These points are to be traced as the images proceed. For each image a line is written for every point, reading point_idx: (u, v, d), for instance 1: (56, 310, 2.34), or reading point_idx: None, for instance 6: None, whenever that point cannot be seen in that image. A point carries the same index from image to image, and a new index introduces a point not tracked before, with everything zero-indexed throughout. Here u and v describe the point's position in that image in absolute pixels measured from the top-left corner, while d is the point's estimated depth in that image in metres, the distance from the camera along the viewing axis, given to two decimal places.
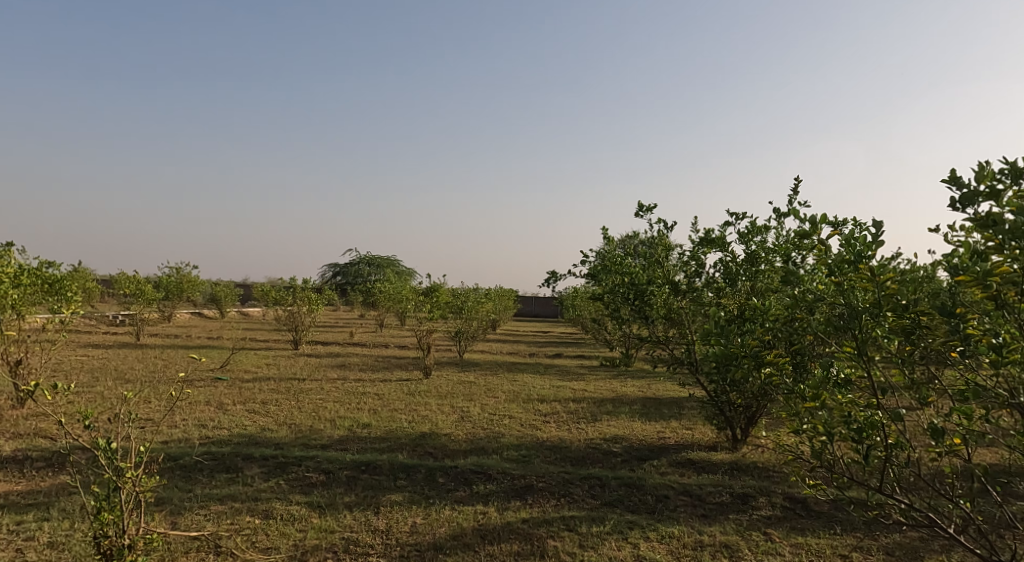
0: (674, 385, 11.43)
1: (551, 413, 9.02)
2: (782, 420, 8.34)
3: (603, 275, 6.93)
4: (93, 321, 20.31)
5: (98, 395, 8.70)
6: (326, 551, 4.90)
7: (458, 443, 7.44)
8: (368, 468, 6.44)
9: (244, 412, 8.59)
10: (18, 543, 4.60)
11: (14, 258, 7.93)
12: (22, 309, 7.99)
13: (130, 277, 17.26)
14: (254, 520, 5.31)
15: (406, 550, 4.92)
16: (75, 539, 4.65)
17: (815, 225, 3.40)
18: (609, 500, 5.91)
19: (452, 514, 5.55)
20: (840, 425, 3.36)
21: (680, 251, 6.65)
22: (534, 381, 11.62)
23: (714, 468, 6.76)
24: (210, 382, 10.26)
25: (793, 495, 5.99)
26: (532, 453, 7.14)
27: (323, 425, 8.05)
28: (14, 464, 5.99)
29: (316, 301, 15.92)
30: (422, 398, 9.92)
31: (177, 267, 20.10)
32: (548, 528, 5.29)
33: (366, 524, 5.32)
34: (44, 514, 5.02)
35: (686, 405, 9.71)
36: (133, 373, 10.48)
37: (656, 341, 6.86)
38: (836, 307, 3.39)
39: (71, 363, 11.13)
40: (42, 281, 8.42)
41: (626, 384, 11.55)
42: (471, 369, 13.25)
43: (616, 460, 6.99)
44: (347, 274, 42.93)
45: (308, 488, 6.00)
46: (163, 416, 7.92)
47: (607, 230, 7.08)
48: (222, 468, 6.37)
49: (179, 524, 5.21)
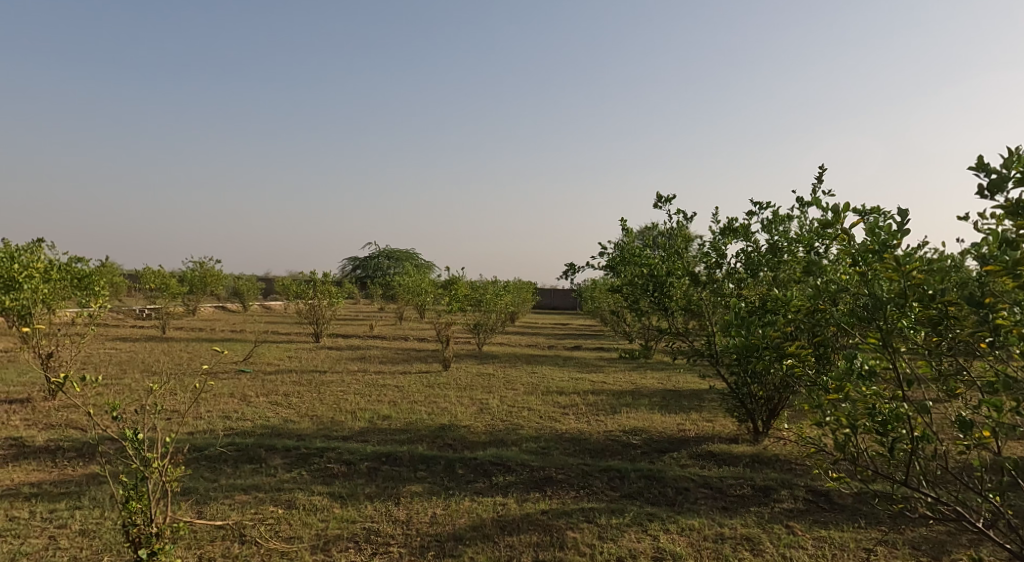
0: (694, 378, 11.39)
1: (570, 405, 9.03)
2: (805, 413, 8.27)
3: (622, 266, 6.91)
4: (121, 316, 20.80)
5: (126, 388, 8.86)
6: (347, 540, 4.97)
7: (477, 435, 7.47)
8: (388, 460, 6.50)
9: (267, 404, 8.71)
10: (51, 530, 4.72)
11: (44, 254, 8.14)
12: (52, 303, 8.19)
13: (157, 272, 17.60)
14: (277, 510, 5.39)
15: (426, 541, 4.97)
16: (106, 527, 4.76)
17: (838, 214, 3.37)
18: (628, 492, 5.90)
19: (471, 505, 5.58)
20: (864, 417, 3.32)
21: (700, 242, 6.58)
22: (553, 373, 11.63)
23: (736, 460, 6.71)
24: (234, 375, 10.42)
25: (816, 488, 5.93)
26: (552, 445, 7.15)
27: (343, 417, 8.13)
28: (45, 455, 6.14)
29: (336, 294, 16.10)
30: (442, 390, 9.99)
31: (202, 262, 20.48)
32: (568, 520, 5.31)
33: (387, 515, 5.37)
34: (76, 502, 5.14)
35: (706, 397, 9.67)
36: (159, 365, 10.66)
37: (676, 333, 6.80)
38: (860, 297, 3.34)
39: (101, 356, 11.38)
40: (72, 276, 8.59)
41: (646, 376, 11.51)
42: (490, 362, 13.27)
43: (636, 452, 6.97)
44: (366, 267, 43.29)
45: (329, 478, 6.08)
46: (189, 408, 8.07)
47: (626, 222, 7.04)
48: (247, 459, 6.48)
49: (205, 514, 5.30)
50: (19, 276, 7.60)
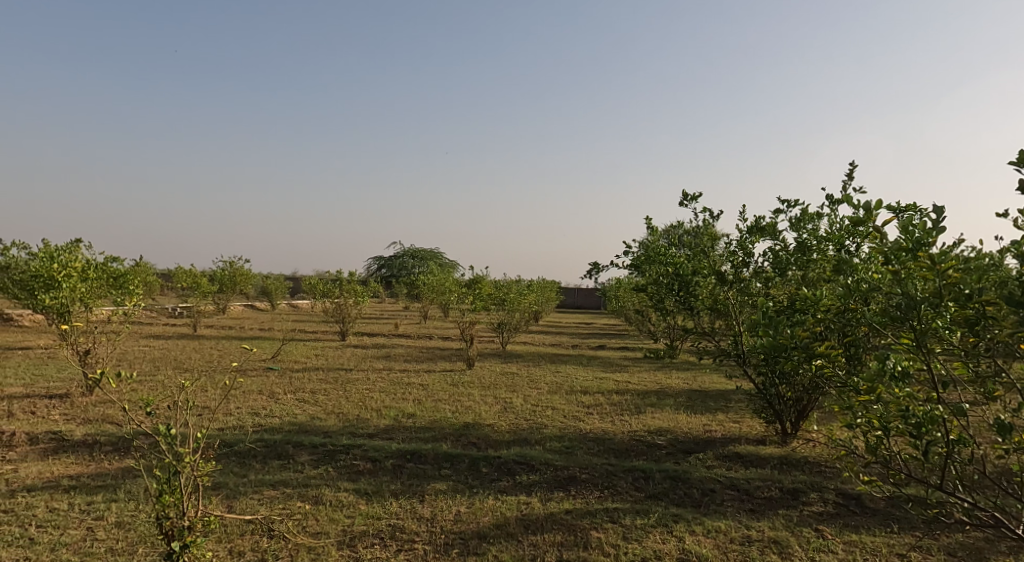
0: (720, 378, 11.27)
1: (594, 405, 9.00)
2: (835, 414, 8.13)
3: (647, 265, 6.86)
4: (154, 314, 21.30)
5: (159, 384, 9.07)
6: (373, 536, 5.02)
7: (501, 433, 7.50)
8: (413, 457, 6.55)
9: (294, 401, 8.84)
10: (89, 522, 4.85)
11: (82, 254, 8.37)
12: (90, 302, 8.42)
13: (188, 271, 17.98)
14: (305, 506, 5.47)
15: (451, 538, 5.00)
16: (141, 519, 4.88)
17: (870, 212, 3.31)
18: (653, 493, 5.87)
19: (495, 503, 5.60)
20: (897, 419, 3.26)
21: (726, 240, 6.50)
22: (577, 373, 11.60)
23: (763, 462, 6.63)
24: (262, 372, 10.59)
25: (846, 491, 5.83)
26: (576, 444, 7.14)
27: (369, 414, 8.22)
28: (83, 448, 6.31)
29: (362, 293, 16.26)
30: (466, 388, 10.03)
31: (231, 261, 20.86)
32: (592, 520, 5.30)
33: (412, 512, 5.42)
34: (112, 495, 5.28)
35: (733, 398, 9.56)
36: (191, 363, 10.89)
37: (702, 332, 6.75)
38: (893, 296, 3.28)
39: (135, 353, 11.66)
40: (108, 275, 8.83)
41: (671, 376, 11.41)
42: (514, 361, 13.30)
43: (660, 453, 6.93)
44: (391, 266, 43.66)
45: (355, 475, 6.15)
46: (219, 404, 8.22)
47: (651, 220, 6.98)
48: (275, 455, 6.59)
49: (235, 508, 5.40)
50: (57, 274, 7.89)
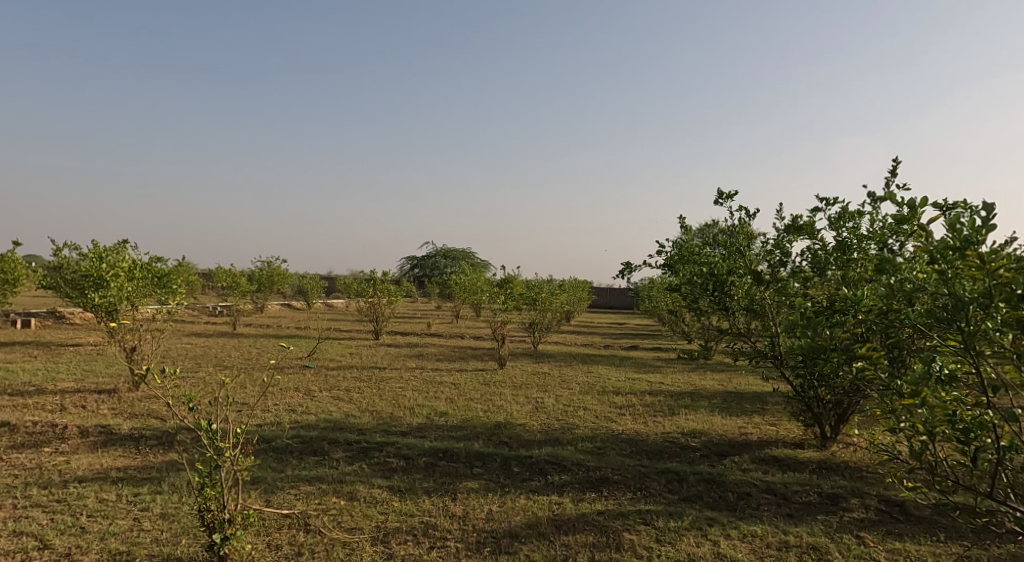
0: (756, 380, 11.07)
1: (626, 406, 8.93)
2: (877, 418, 7.91)
3: (681, 265, 6.87)
4: (196, 312, 21.90)
5: (201, 381, 9.32)
6: (406, 533, 5.07)
7: (533, 433, 7.50)
8: (445, 456, 6.60)
9: (329, 398, 8.99)
10: (136, 513, 5.01)
11: (128, 254, 8.66)
12: (136, 300, 8.70)
13: (228, 271, 18.42)
14: (340, 502, 5.56)
15: (482, 537, 5.03)
16: (184, 511, 5.02)
17: (914, 210, 3.22)
18: (687, 495, 5.80)
19: (527, 503, 5.61)
20: (943, 424, 3.17)
21: (763, 239, 6.40)
22: (609, 373, 11.53)
23: (801, 466, 6.50)
24: (298, 370, 10.80)
25: (889, 498, 5.68)
26: (608, 445, 7.10)
27: (402, 412, 8.31)
28: (130, 442, 6.53)
29: (395, 293, 16.42)
30: (498, 388, 10.06)
31: (269, 261, 21.30)
32: (625, 522, 5.26)
33: (444, 509, 5.46)
34: (157, 487, 5.45)
35: (769, 401, 9.39)
36: (231, 360, 11.16)
37: (737, 333, 6.64)
38: (939, 297, 3.19)
39: (177, 350, 12.00)
40: (152, 275, 9.11)
41: (706, 377, 11.25)
42: (545, 361, 13.28)
43: (694, 455, 6.84)
44: (423, 265, 44.05)
45: (389, 472, 6.23)
46: (257, 401, 8.41)
47: (685, 219, 6.92)
48: (310, 451, 6.71)
49: (273, 502, 5.52)
50: (106, 274, 8.20)
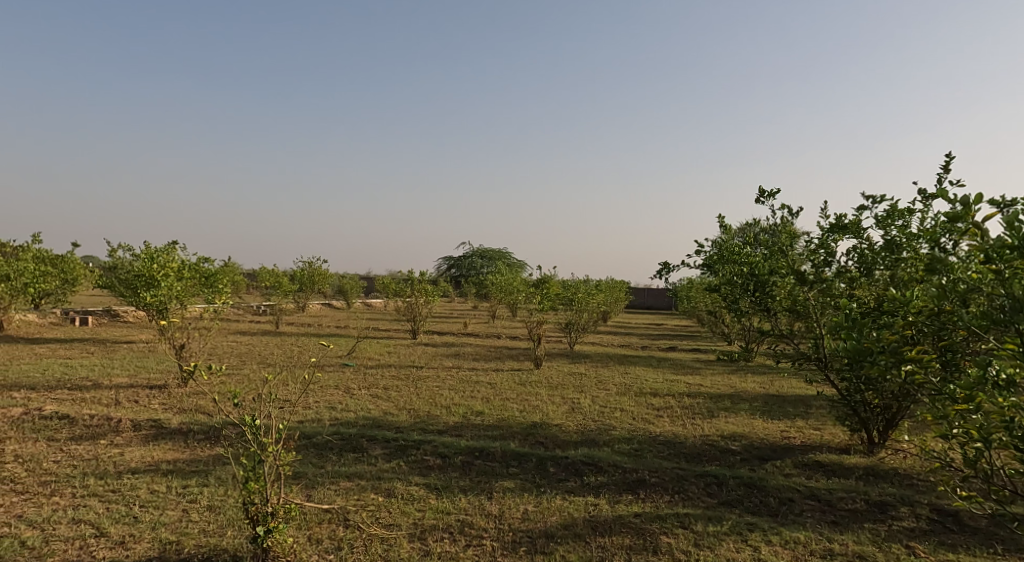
0: (799, 383, 10.80)
1: (664, 408, 8.82)
2: (928, 424, 7.64)
3: (720, 265, 6.74)
4: (241, 311, 22.52)
5: (245, 378, 9.57)
6: (443, 531, 5.11)
7: (569, 433, 7.48)
8: (481, 455, 6.63)
9: (368, 396, 9.13)
10: (184, 504, 5.18)
11: (178, 255, 8.97)
12: (184, 299, 8.99)
13: (271, 271, 18.89)
14: (378, 498, 5.64)
15: (518, 537, 5.04)
16: (229, 504, 5.17)
17: (969, 207, 3.11)
18: (726, 499, 5.70)
19: (563, 503, 5.59)
20: (1000, 430, 3.05)
21: (806, 239, 6.24)
22: (647, 374, 11.41)
23: (847, 472, 6.32)
24: (338, 369, 11.00)
25: (941, 507, 5.48)
26: (645, 447, 7.03)
27: (439, 411, 8.39)
28: (179, 435, 6.75)
29: (432, 293, 16.57)
30: (534, 388, 10.06)
31: (310, 261, 21.75)
32: (662, 525, 5.20)
33: (480, 508, 5.49)
34: (204, 480, 5.62)
35: (813, 404, 9.15)
36: (274, 358, 11.44)
37: (779, 335, 6.50)
38: (996, 297, 3.07)
39: (223, 348, 12.36)
40: (200, 275, 9.41)
41: (747, 380, 11.03)
42: (582, 361, 13.23)
43: (734, 458, 6.72)
44: (460, 265, 44.37)
45: (426, 470, 6.29)
46: (299, 398, 8.59)
47: (724, 219, 6.80)
48: (350, 448, 6.83)
49: (313, 497, 5.64)
50: (156, 274, 8.44)
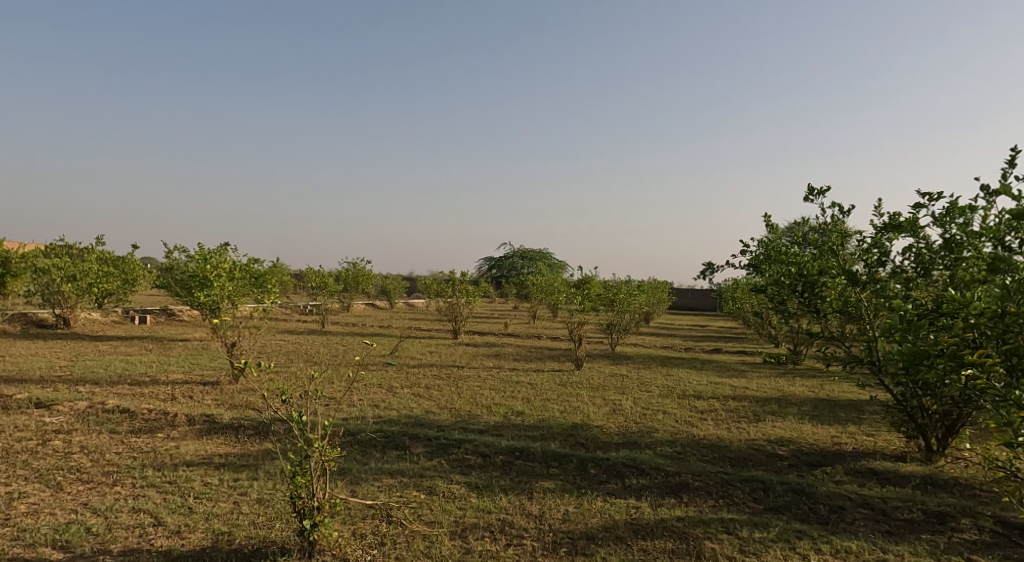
0: (851, 387, 10.46)
1: (709, 411, 8.66)
2: (990, 432, 7.29)
3: (767, 265, 6.58)
4: (289, 310, 23.11)
5: (293, 375, 9.81)
6: (483, 529, 5.13)
7: (610, 435, 7.41)
8: (521, 455, 6.63)
9: (410, 395, 9.23)
10: (235, 496, 5.34)
11: (229, 256, 9.26)
12: (235, 299, 9.28)
13: (317, 271, 19.32)
14: (420, 495, 5.70)
15: (559, 537, 5.02)
16: (278, 497, 5.31)
17: None
18: (773, 506, 5.56)
19: (604, 505, 5.55)
20: None
21: (859, 238, 6.04)
22: (691, 377, 11.22)
23: (903, 480, 6.08)
24: (382, 367, 11.16)
25: (1006, 520, 5.23)
26: (688, 450, 6.91)
27: (479, 410, 8.42)
28: (230, 430, 6.96)
29: (473, 293, 16.65)
30: (575, 389, 10.01)
31: (354, 262, 22.15)
32: (706, 529, 5.11)
33: (521, 508, 5.49)
34: (253, 474, 5.78)
35: (866, 410, 8.84)
36: (320, 356, 11.69)
37: (830, 337, 6.31)
38: None
39: (271, 346, 12.69)
40: (250, 275, 9.70)
41: (795, 383, 10.73)
42: (623, 362, 13.11)
43: (782, 464, 6.54)
44: (501, 266, 44.53)
45: (467, 469, 6.32)
46: (343, 396, 8.76)
47: (771, 217, 6.64)
48: (392, 445, 6.92)
49: (357, 492, 5.73)
50: (209, 274, 8.76)
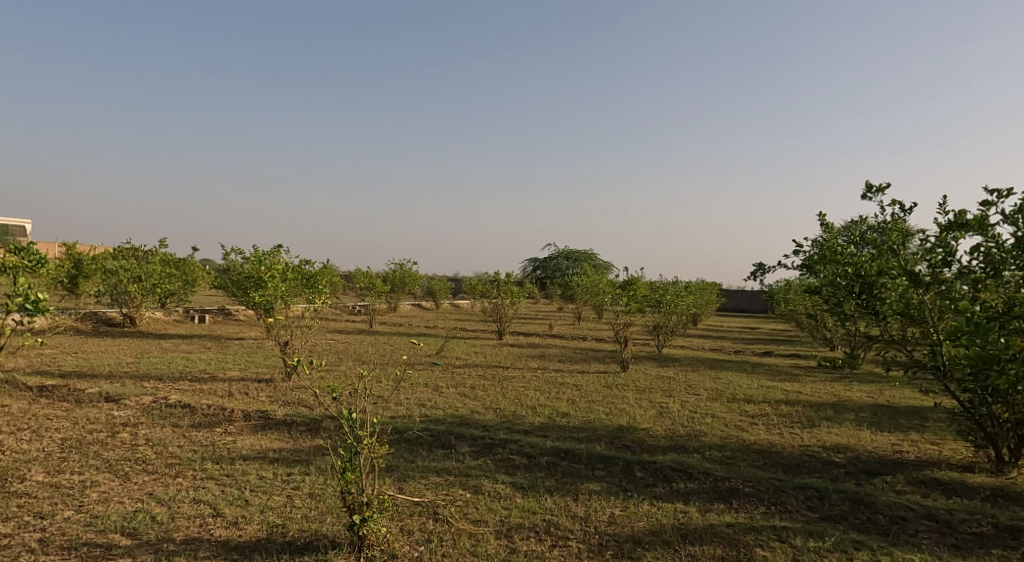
0: (913, 393, 10.03)
1: (760, 415, 8.44)
2: None
3: (821, 265, 6.36)
4: (338, 310, 23.63)
5: (342, 374, 10.02)
6: (529, 530, 5.14)
7: (657, 438, 7.31)
8: (567, 456, 6.61)
9: (456, 395, 9.31)
10: (289, 490, 5.49)
11: (282, 257, 9.54)
12: (288, 299, 9.54)
13: (365, 272, 19.68)
14: (466, 494, 5.74)
15: (604, 540, 4.98)
16: (329, 492, 5.43)
17: None
18: (828, 514, 5.38)
19: (651, 509, 5.48)
20: None
21: (921, 236, 5.80)
22: (741, 380, 10.97)
23: (970, 492, 5.80)
24: (428, 367, 11.29)
25: None
26: (738, 455, 6.76)
27: (524, 411, 8.43)
28: (283, 426, 7.16)
29: (518, 294, 16.67)
30: (621, 391, 9.91)
31: (401, 263, 22.48)
32: (757, 537, 4.98)
33: (565, 509, 5.47)
34: (305, 469, 5.93)
35: (930, 417, 8.47)
36: (368, 355, 11.91)
37: (889, 341, 6.07)
38: None
39: (321, 345, 12.99)
40: (301, 277, 9.96)
41: (852, 388, 10.36)
42: (670, 365, 12.91)
43: (838, 472, 6.33)
44: (546, 267, 44.48)
45: (512, 469, 6.34)
46: (391, 395, 8.90)
47: (826, 216, 6.43)
48: (438, 444, 6.99)
49: (405, 489, 5.82)
50: (264, 275, 9.05)
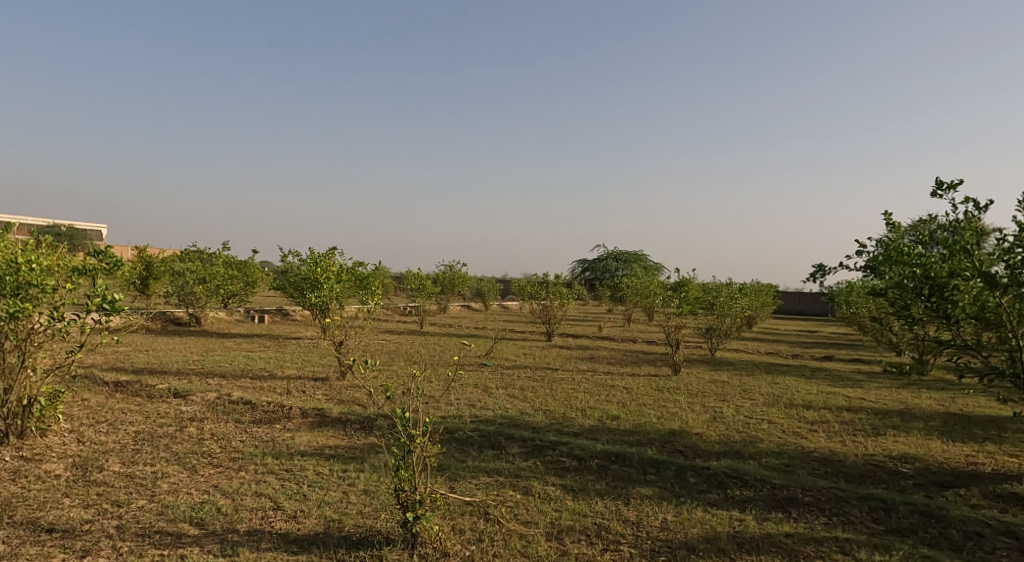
0: (987, 402, 9.52)
1: (820, 422, 8.16)
2: None
3: (886, 267, 6.08)
4: (389, 310, 24.07)
5: (394, 374, 10.19)
6: (579, 533, 5.11)
7: (710, 444, 7.15)
8: (617, 460, 6.54)
9: (505, 396, 9.34)
10: (344, 486, 5.62)
11: (336, 259, 9.77)
12: (342, 300, 9.77)
13: (416, 273, 19.96)
14: (516, 495, 5.75)
15: (657, 545, 4.91)
16: (382, 489, 5.53)
17: None
18: (895, 527, 5.15)
19: (705, 516, 5.36)
20: None
21: (998, 236, 5.48)
22: (798, 385, 10.63)
23: None
24: (477, 368, 11.37)
25: None
26: (797, 463, 6.55)
27: (574, 413, 8.39)
28: (338, 424, 7.33)
29: (566, 296, 16.60)
30: (672, 394, 9.74)
31: (450, 264, 22.70)
32: (818, 548, 4.82)
33: (616, 513, 5.41)
34: (359, 466, 6.06)
35: (1006, 428, 8.02)
36: (419, 355, 12.08)
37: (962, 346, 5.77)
38: None
39: (373, 345, 13.25)
40: (354, 278, 10.18)
41: (920, 396, 9.91)
42: (723, 368, 12.62)
43: (905, 483, 6.05)
44: (594, 269, 44.18)
45: (562, 471, 6.32)
46: (442, 395, 9.00)
47: (893, 215, 6.15)
48: (488, 444, 7.03)
49: (456, 488, 5.87)
50: (319, 277, 9.30)
